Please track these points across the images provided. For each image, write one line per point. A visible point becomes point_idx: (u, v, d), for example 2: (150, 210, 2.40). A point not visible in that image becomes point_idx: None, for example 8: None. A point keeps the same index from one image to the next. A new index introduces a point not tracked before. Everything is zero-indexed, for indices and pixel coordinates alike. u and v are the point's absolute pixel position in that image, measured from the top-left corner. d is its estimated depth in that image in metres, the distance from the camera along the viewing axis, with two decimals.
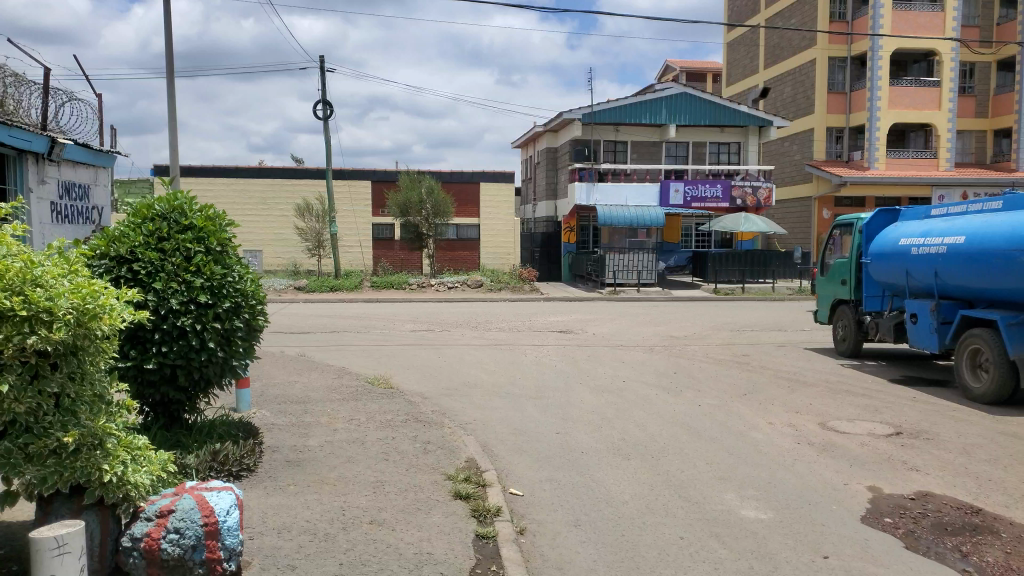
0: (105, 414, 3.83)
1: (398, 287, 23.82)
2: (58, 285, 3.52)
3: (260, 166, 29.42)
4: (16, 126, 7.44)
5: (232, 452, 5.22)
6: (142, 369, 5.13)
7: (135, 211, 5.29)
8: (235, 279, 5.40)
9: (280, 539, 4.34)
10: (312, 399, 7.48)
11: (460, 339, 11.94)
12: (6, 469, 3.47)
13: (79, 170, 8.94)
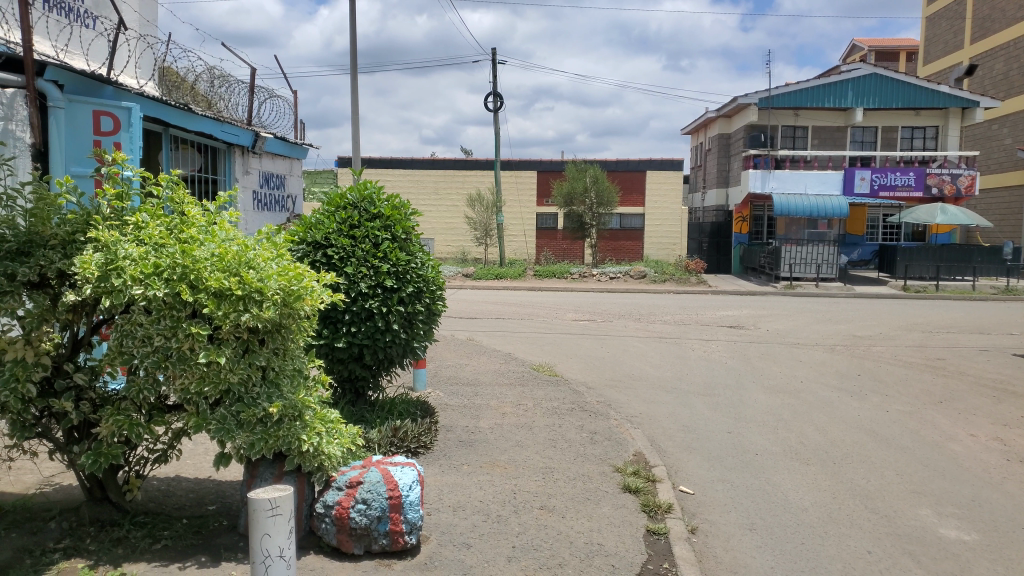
0: (305, 388, 4.15)
1: (561, 275, 24.05)
2: (268, 267, 3.92)
3: (432, 158, 30.66)
4: (229, 122, 8.20)
5: (411, 428, 5.48)
6: (333, 347, 5.48)
7: (330, 201, 5.68)
8: (418, 266, 5.64)
9: (455, 517, 4.49)
10: (482, 383, 7.69)
11: (626, 330, 11.83)
12: (221, 433, 3.84)
13: (277, 161, 9.72)
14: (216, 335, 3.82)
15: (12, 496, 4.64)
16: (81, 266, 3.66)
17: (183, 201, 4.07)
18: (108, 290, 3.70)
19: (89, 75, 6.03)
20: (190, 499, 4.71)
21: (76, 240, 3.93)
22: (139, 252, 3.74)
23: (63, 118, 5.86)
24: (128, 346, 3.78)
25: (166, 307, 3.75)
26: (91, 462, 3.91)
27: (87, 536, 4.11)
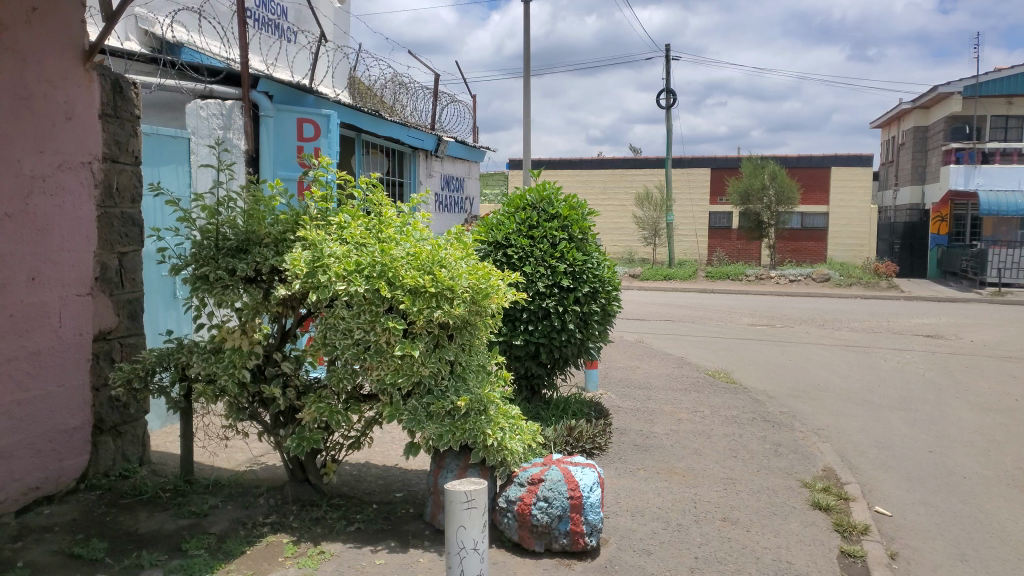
0: (489, 383, 4.28)
1: (735, 277, 23.23)
2: (458, 266, 4.10)
3: (601, 157, 30.62)
4: (414, 127, 8.60)
5: (586, 429, 5.46)
6: (511, 344, 5.54)
7: (510, 201, 5.78)
8: (595, 266, 5.61)
9: (634, 522, 4.41)
10: (655, 387, 7.53)
11: (808, 337, 11.17)
12: (412, 424, 3.99)
13: (456, 164, 10.07)
14: (410, 330, 4.04)
15: (227, 471, 5.12)
16: (292, 263, 3.96)
17: (380, 203, 4.31)
18: (315, 285, 3.97)
19: (295, 85, 6.51)
20: (378, 485, 4.97)
21: (286, 239, 4.25)
22: (342, 250, 4.00)
23: (272, 126, 6.41)
24: (331, 338, 4.02)
25: (366, 302, 3.98)
26: (296, 445, 4.21)
27: (291, 514, 4.44)
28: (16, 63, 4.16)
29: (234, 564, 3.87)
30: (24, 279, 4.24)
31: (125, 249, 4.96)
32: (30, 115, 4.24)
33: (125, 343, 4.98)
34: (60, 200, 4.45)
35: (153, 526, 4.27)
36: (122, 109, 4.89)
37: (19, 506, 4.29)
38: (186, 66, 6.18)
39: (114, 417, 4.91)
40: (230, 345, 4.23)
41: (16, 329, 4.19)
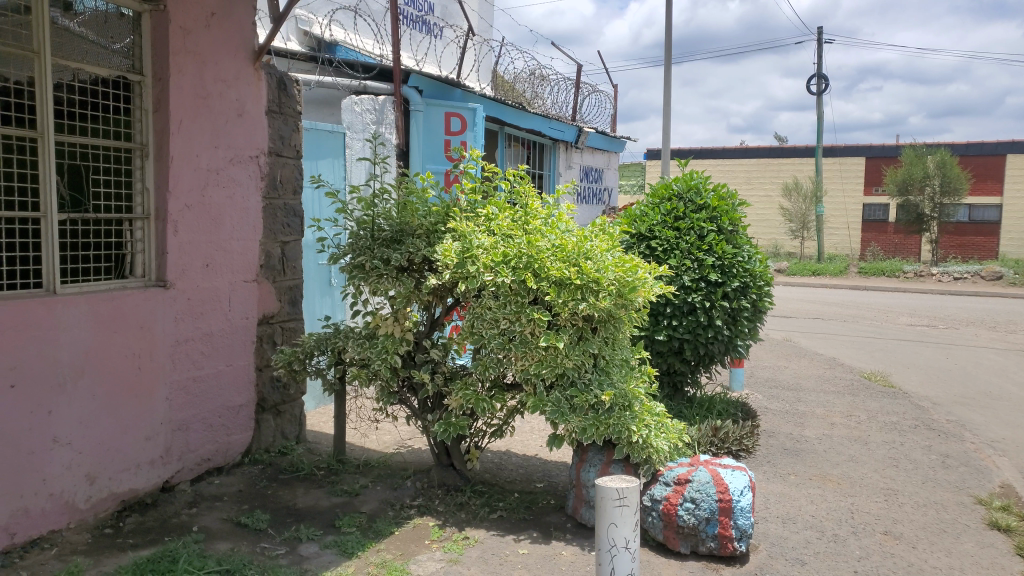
0: (634, 378, 4.20)
1: (890, 273, 21.80)
2: (604, 257, 4.03)
3: (745, 146, 29.54)
4: (556, 118, 8.62)
5: (732, 430, 5.27)
6: (654, 339, 5.40)
7: (655, 192, 5.65)
8: (744, 259, 5.39)
9: (786, 530, 4.20)
10: (805, 388, 7.16)
11: (979, 340, 10.24)
12: (556, 416, 3.97)
13: (596, 155, 10.05)
14: (555, 322, 4.02)
15: (376, 453, 5.34)
16: (443, 253, 4.05)
17: (527, 194, 4.30)
18: (464, 276, 4.04)
19: (443, 79, 6.66)
20: (520, 474, 5.01)
21: (437, 230, 4.35)
22: (490, 242, 4.05)
23: (422, 120, 6.65)
24: (478, 328, 4.08)
25: (512, 293, 4.02)
26: (442, 431, 4.30)
27: (437, 498, 4.54)
28: (197, 64, 4.47)
29: (384, 543, 4.01)
30: (200, 266, 4.57)
31: (287, 239, 5.26)
32: (207, 113, 4.56)
33: (286, 327, 5.31)
34: (231, 192, 4.76)
35: (310, 502, 4.50)
36: (286, 106, 5.18)
37: (193, 475, 4.66)
38: (342, 64, 6.46)
39: (275, 397, 5.24)
40: (383, 332, 4.40)
41: (193, 312, 4.54)
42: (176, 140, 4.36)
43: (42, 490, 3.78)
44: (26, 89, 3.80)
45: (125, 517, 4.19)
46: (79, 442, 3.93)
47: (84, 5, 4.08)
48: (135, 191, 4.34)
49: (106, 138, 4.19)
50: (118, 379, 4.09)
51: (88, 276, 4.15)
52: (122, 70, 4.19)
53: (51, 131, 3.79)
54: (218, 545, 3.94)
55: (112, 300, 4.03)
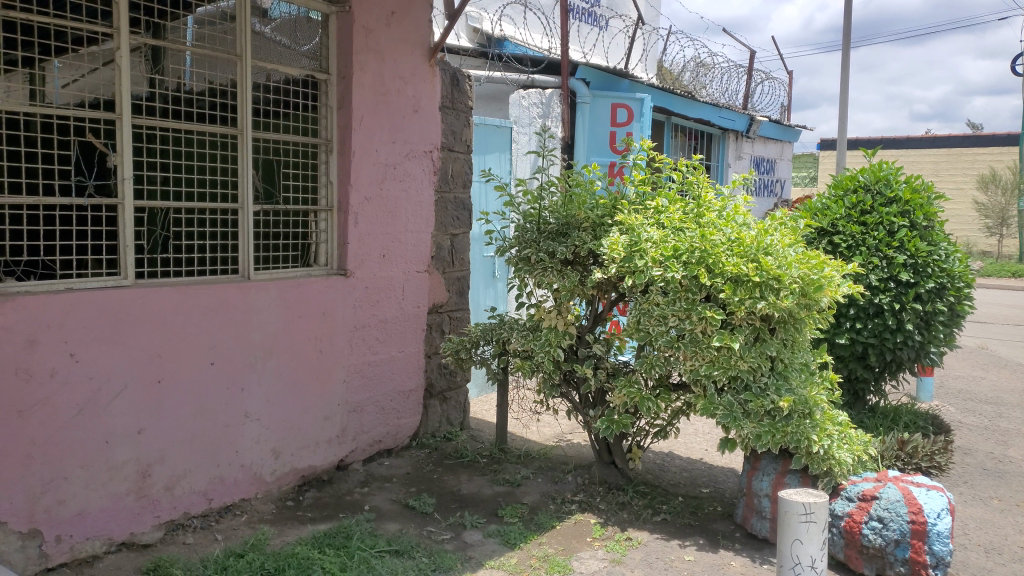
0: (814, 384, 3.94)
1: None
2: (786, 253, 3.81)
3: (933, 134, 27.10)
4: (727, 108, 8.35)
5: (922, 445, 4.82)
6: (834, 343, 5.05)
7: (838, 183, 5.25)
8: (941, 258, 4.94)
9: (990, 561, 3.77)
10: (1009, 403, 6.44)
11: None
12: (728, 420, 3.79)
13: (767, 146, 9.69)
14: (729, 321, 3.84)
15: (537, 445, 5.36)
16: (610, 247, 3.96)
17: (700, 186, 4.13)
18: (632, 270, 3.92)
19: (611, 70, 6.67)
20: (684, 477, 4.85)
21: (604, 223, 4.24)
22: (659, 235, 3.91)
23: (588, 112, 6.64)
24: (645, 325, 3.97)
25: (682, 289, 3.87)
26: (605, 428, 4.23)
27: (598, 495, 4.48)
28: (377, 62, 4.65)
29: (546, 536, 4.01)
30: (377, 256, 4.78)
31: (457, 231, 5.40)
32: (386, 109, 4.74)
33: (453, 317, 5.45)
34: (406, 185, 4.93)
35: (474, 489, 4.58)
36: (458, 101, 5.30)
37: (365, 456, 4.88)
38: (511, 59, 6.55)
39: (441, 383, 5.40)
40: (546, 325, 4.38)
41: (369, 300, 4.75)
42: (357, 135, 4.57)
43: (235, 461, 4.10)
44: (227, 90, 4.14)
45: (306, 491, 4.46)
46: (267, 419, 4.23)
47: (276, 13, 4.33)
48: (320, 184, 4.59)
49: (295, 134, 4.45)
50: (301, 361, 4.37)
51: (278, 264, 4.44)
52: (310, 70, 4.46)
53: (249, 127, 4.11)
54: (388, 525, 4.10)
55: (298, 287, 4.30)
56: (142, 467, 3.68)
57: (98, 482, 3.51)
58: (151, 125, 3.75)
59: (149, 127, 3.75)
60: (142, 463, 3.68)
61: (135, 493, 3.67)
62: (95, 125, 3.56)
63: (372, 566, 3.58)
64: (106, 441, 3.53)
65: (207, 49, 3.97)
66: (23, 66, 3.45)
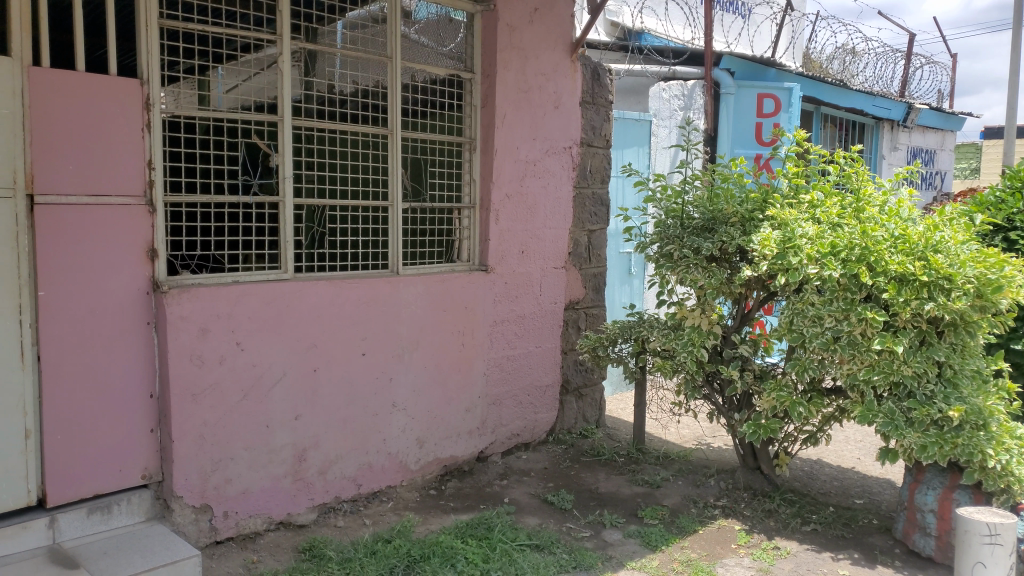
0: (989, 394, 3.61)
1: None
2: (959, 251, 3.52)
3: None
4: (883, 96, 7.93)
5: None
6: (1008, 348, 4.63)
7: (1014, 173, 4.79)
8: None
9: None
10: None
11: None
12: (888, 428, 3.55)
13: (927, 135, 9.11)
14: (892, 322, 3.61)
15: (676, 446, 5.25)
16: (761, 243, 3.80)
17: (859, 178, 3.89)
18: (784, 267, 3.75)
19: (757, 59, 6.55)
20: (835, 487, 4.60)
21: (754, 218, 4.06)
22: (815, 231, 3.72)
23: (733, 103, 6.57)
24: (798, 325, 3.79)
25: (839, 288, 3.66)
26: (751, 432, 4.07)
27: (742, 501, 4.32)
28: (520, 59, 4.69)
29: (688, 540, 3.90)
30: (516, 252, 4.83)
31: (594, 227, 5.35)
32: (528, 106, 4.77)
33: (589, 313, 5.42)
34: (546, 181, 4.95)
35: (612, 488, 4.54)
36: (599, 96, 5.26)
37: (504, 449, 4.94)
38: (652, 51, 6.50)
39: (578, 379, 5.39)
40: (689, 323, 4.26)
41: (509, 295, 4.81)
42: (500, 133, 4.63)
43: (382, 449, 4.25)
44: (377, 91, 4.27)
45: (447, 481, 4.57)
46: (412, 409, 4.37)
47: (420, 15, 4.41)
48: (463, 182, 4.68)
49: (440, 133, 4.55)
50: (444, 354, 4.48)
51: (424, 260, 4.56)
52: (456, 69, 4.55)
53: (399, 127, 4.28)
54: (528, 518, 4.13)
55: (442, 282, 4.42)
56: (299, 451, 3.89)
57: (260, 463, 3.74)
58: (308, 126, 3.94)
59: (307, 129, 3.96)
60: (298, 447, 3.89)
61: (293, 475, 3.88)
62: (261, 128, 3.78)
63: (514, 559, 3.62)
64: (267, 425, 3.75)
65: (360, 52, 4.14)
66: (195, 75, 3.62)
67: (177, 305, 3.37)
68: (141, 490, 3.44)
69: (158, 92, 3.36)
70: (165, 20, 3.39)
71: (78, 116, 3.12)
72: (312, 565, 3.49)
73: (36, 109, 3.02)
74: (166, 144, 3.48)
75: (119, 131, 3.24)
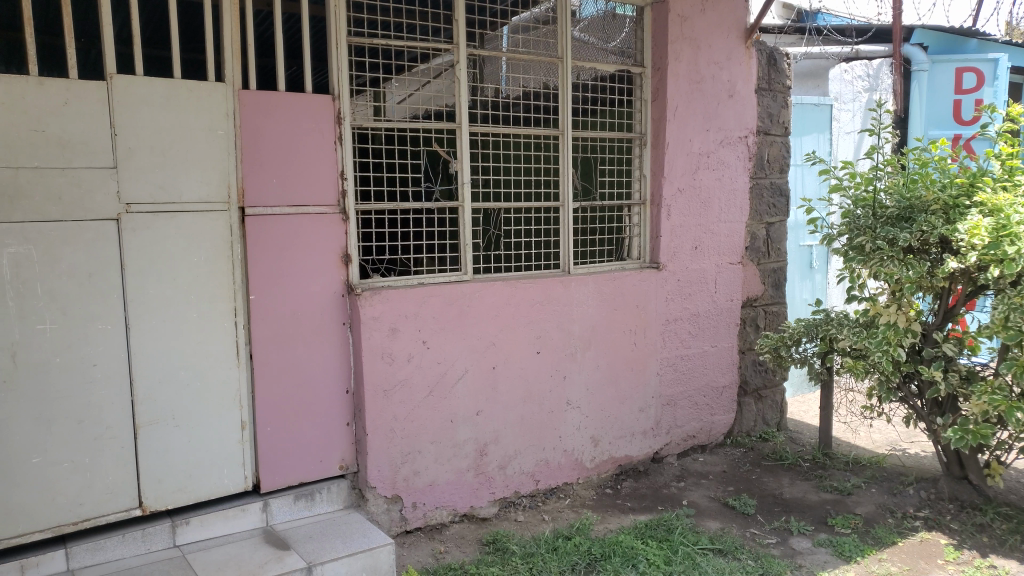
0: None
1: None
2: None
3: None
4: None
5: None
6: None
7: None
8: None
9: None
10: None
11: None
12: None
13: None
14: None
15: (868, 452, 4.91)
16: (970, 231, 3.47)
17: None
18: (998, 258, 3.40)
19: (954, 32, 6.39)
20: None
21: (960, 205, 3.73)
22: None
23: (926, 80, 6.34)
24: (1015, 321, 3.42)
25: None
26: (958, 439, 3.72)
27: (948, 513, 3.97)
28: (692, 49, 4.57)
29: (887, 553, 3.63)
30: (690, 248, 4.71)
31: (772, 219, 5.12)
32: (700, 97, 4.64)
33: (769, 310, 5.19)
34: (720, 173, 4.79)
35: (798, 494, 4.32)
36: (775, 82, 5.03)
37: (680, 450, 4.84)
38: (833, 31, 6.36)
39: (756, 380, 5.18)
40: (883, 320, 3.94)
41: (683, 293, 4.70)
42: (672, 126, 4.53)
43: (559, 446, 4.30)
44: (546, 92, 4.30)
45: (623, 481, 4.55)
46: (587, 407, 4.38)
47: (586, 12, 4.38)
48: (634, 178, 4.64)
49: (611, 130, 4.53)
50: (618, 352, 4.46)
51: (594, 258, 4.56)
52: (625, 64, 4.50)
53: (569, 127, 4.29)
54: (708, 522, 4.01)
55: (614, 280, 4.39)
56: (480, 446, 4.01)
57: (445, 457, 3.89)
58: (484, 131, 4.01)
59: (482, 134, 4.04)
60: (480, 442, 4.01)
61: (475, 470, 4.01)
62: (440, 136, 3.92)
63: (698, 563, 3.53)
64: (451, 420, 3.89)
65: (531, 54, 4.17)
66: (371, 87, 3.74)
67: (369, 306, 3.57)
68: (340, 480, 3.69)
69: (348, 106, 3.57)
70: (352, 37, 3.59)
71: (280, 133, 3.38)
72: (497, 558, 3.59)
73: (245, 129, 3.30)
74: (356, 155, 3.70)
75: (316, 145, 3.48)
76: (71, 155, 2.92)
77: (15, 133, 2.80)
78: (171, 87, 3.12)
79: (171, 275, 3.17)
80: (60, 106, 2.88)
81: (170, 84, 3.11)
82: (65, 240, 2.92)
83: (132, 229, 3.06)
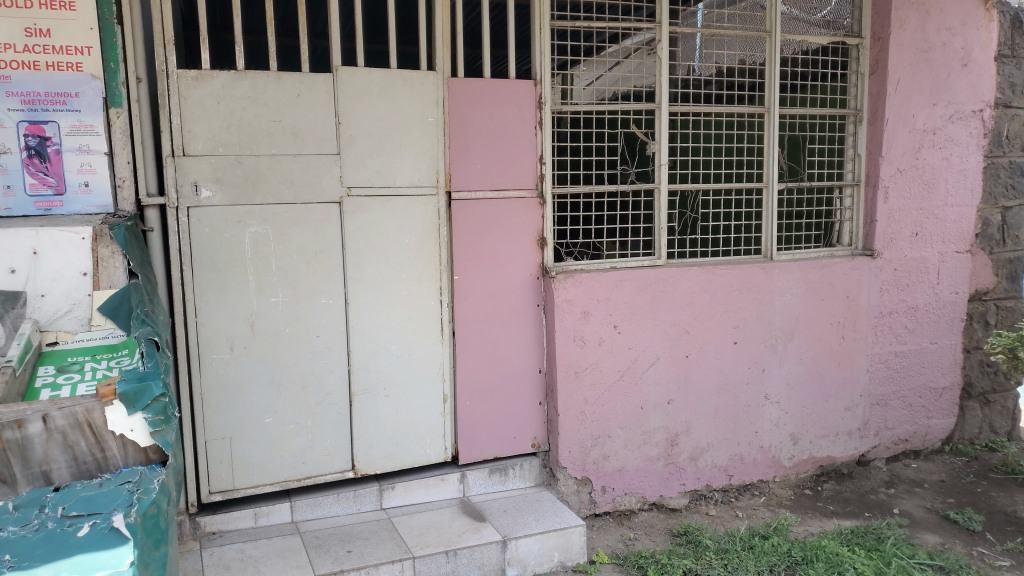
0: None
1: None
2: None
3: None
4: None
5: None
6: None
7: None
8: None
9: None
10: None
11: None
12: None
13: None
14: None
15: None
16: None
17: None
18: None
19: None
20: None
21: None
22: None
23: None
24: None
25: None
26: None
27: None
28: (920, 15, 4.14)
29: None
30: (910, 233, 4.29)
31: (1010, 203, 4.54)
32: (928, 68, 4.20)
33: (1002, 306, 4.63)
34: (948, 152, 4.32)
35: None
36: (1019, 47, 4.44)
37: (890, 454, 4.46)
38: None
39: (983, 383, 4.65)
40: None
41: (899, 284, 4.31)
42: (894, 101, 4.14)
43: (754, 441, 4.10)
44: (754, 69, 4.08)
45: (824, 482, 4.27)
46: (786, 402, 4.14)
47: None
48: (847, 158, 4.31)
49: (823, 106, 4.23)
50: (823, 346, 4.17)
51: (799, 244, 4.30)
52: (838, 36, 4.16)
53: (777, 105, 4.05)
54: (926, 535, 3.66)
55: (822, 269, 4.10)
56: (671, 435, 3.92)
57: (635, 443, 3.85)
58: (684, 111, 3.90)
59: (683, 114, 3.92)
60: (670, 431, 3.92)
61: (665, 459, 3.93)
62: (639, 117, 3.85)
63: None
64: (641, 407, 3.83)
65: (736, 28, 3.97)
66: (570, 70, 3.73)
67: (564, 289, 3.58)
68: (532, 458, 3.76)
69: (549, 90, 3.59)
70: (554, 21, 3.59)
71: (484, 119, 3.47)
72: (689, 550, 3.50)
73: (453, 115, 3.42)
74: (554, 139, 3.72)
75: (518, 129, 3.54)
76: (302, 142, 3.17)
77: (256, 123, 3.09)
78: (388, 77, 3.29)
79: (385, 255, 3.37)
80: (294, 98, 3.14)
81: (387, 74, 3.29)
82: (296, 221, 3.19)
83: (352, 212, 3.28)
